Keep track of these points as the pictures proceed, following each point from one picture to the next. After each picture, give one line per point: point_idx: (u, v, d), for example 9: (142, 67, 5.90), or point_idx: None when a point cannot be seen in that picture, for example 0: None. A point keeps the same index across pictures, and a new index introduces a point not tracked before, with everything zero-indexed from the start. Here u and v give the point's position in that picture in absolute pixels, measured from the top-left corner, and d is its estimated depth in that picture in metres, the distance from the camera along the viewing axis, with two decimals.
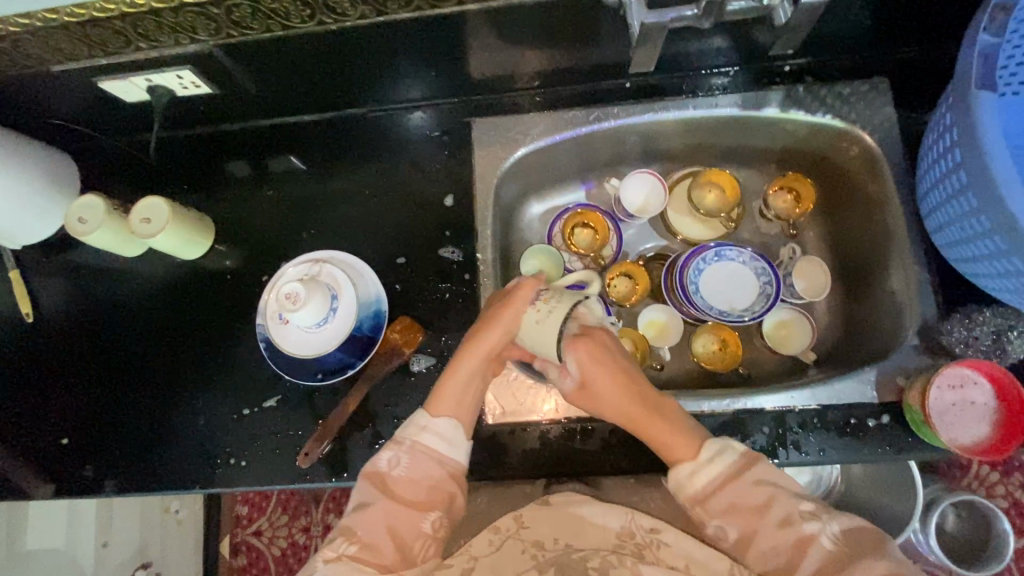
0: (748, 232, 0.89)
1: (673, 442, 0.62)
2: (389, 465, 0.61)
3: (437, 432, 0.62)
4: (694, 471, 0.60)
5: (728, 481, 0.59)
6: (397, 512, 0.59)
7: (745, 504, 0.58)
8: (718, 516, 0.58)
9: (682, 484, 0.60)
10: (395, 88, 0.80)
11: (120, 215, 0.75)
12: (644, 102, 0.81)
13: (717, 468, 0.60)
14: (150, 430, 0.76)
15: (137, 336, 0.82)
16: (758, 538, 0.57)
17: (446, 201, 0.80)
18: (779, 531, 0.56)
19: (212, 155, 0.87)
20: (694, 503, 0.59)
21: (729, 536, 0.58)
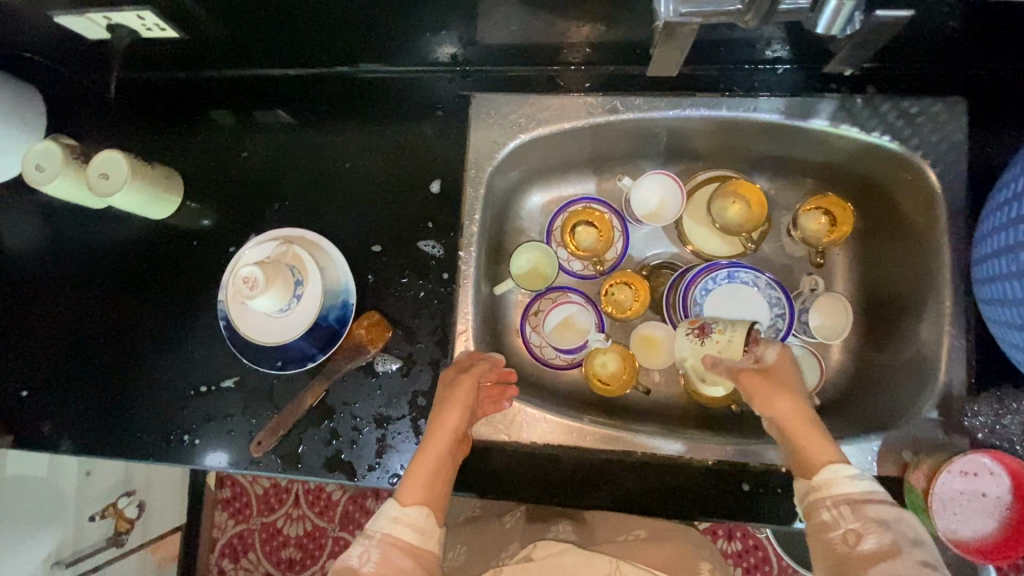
0: (767, 253, 0.79)
1: (823, 450, 0.55)
2: (358, 562, 0.51)
3: (410, 523, 0.53)
4: (847, 473, 0.52)
5: (857, 501, 0.50)
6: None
7: (888, 523, 0.48)
8: (860, 521, 0.49)
9: (831, 484, 0.52)
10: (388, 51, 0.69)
11: (80, 165, 0.69)
12: (673, 94, 0.69)
13: (854, 487, 0.51)
14: (108, 394, 0.74)
15: (100, 294, 0.78)
16: (889, 560, 0.46)
17: (432, 186, 0.71)
18: (909, 555, 0.46)
19: (188, 103, 0.79)
20: (840, 503, 0.51)
21: (857, 547, 0.48)
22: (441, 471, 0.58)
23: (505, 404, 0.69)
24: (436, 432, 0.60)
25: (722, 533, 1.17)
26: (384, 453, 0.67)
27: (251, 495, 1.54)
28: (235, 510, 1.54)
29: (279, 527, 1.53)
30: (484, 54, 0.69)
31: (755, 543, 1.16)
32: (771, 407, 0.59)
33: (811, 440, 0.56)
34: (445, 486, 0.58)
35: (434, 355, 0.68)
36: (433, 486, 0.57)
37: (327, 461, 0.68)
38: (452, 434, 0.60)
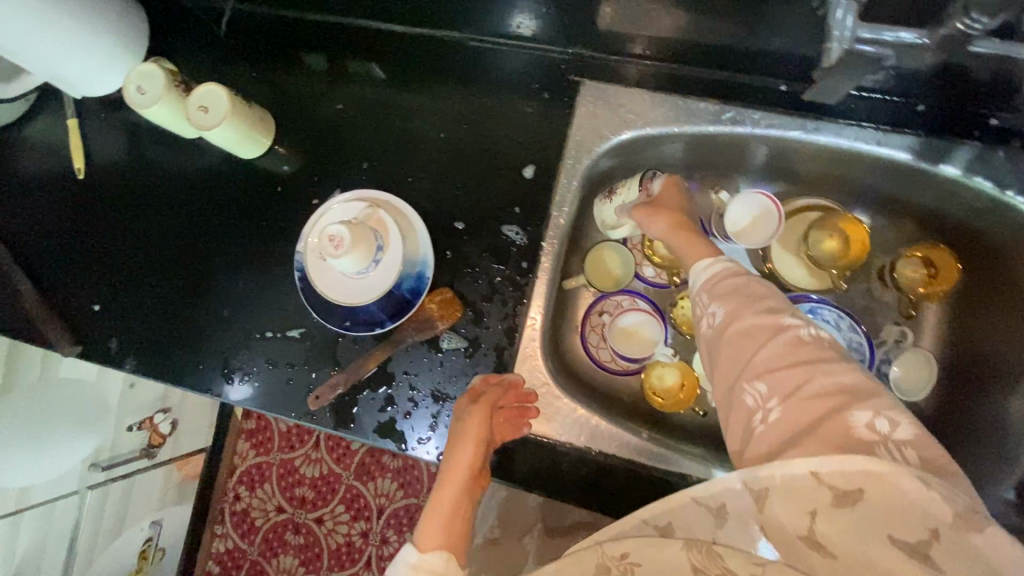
0: (854, 293, 0.76)
1: (691, 253, 0.64)
2: None
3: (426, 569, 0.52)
4: (712, 268, 0.60)
5: (722, 277, 0.58)
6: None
7: (748, 295, 0.55)
8: (720, 303, 0.56)
9: (695, 282, 0.60)
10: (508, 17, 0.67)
11: (181, 95, 0.69)
12: (796, 115, 0.65)
13: (718, 271, 0.59)
14: (175, 322, 0.75)
15: (178, 222, 0.78)
16: (743, 322, 0.53)
17: (525, 170, 0.69)
18: (766, 317, 0.53)
19: (288, 43, 0.78)
20: (703, 296, 0.58)
21: (718, 324, 0.55)
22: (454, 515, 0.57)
23: (524, 427, 0.65)
24: (449, 472, 0.60)
25: None
26: (436, 429, 0.67)
27: (275, 430, 1.59)
28: (257, 442, 1.60)
29: (296, 465, 1.58)
30: (561, 31, 0.67)
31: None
32: (665, 230, 0.67)
33: (687, 245, 0.64)
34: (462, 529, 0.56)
35: (501, 342, 0.67)
36: (452, 526, 0.56)
37: (379, 426, 0.68)
38: (465, 472, 0.60)
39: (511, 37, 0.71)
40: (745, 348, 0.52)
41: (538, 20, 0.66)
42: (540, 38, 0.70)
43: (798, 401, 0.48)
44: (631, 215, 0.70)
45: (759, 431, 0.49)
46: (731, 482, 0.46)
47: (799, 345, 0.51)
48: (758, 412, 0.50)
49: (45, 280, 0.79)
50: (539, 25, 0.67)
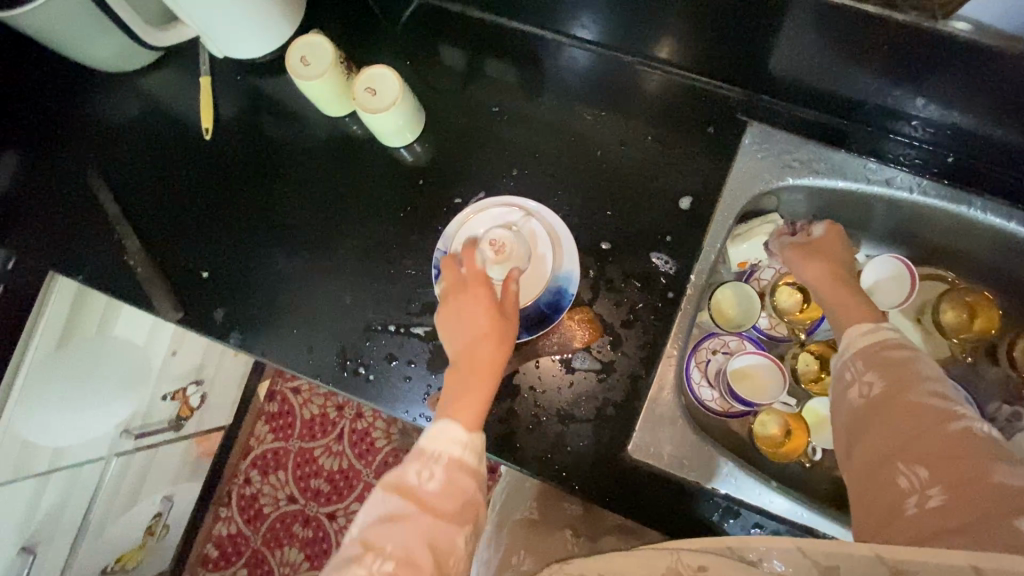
0: (969, 368, 0.77)
1: (851, 313, 0.59)
2: (420, 479, 0.50)
3: (473, 447, 0.53)
4: (867, 334, 0.54)
5: (884, 349, 0.52)
6: (436, 527, 0.48)
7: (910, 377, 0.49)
8: (875, 372, 0.51)
9: (847, 343, 0.55)
10: (691, 50, 0.67)
11: (344, 74, 0.67)
12: (958, 191, 0.67)
13: (880, 344, 0.53)
14: (288, 301, 0.72)
15: (301, 198, 0.75)
16: (903, 398, 0.48)
17: (681, 202, 0.69)
18: (926, 394, 0.48)
19: (445, 36, 0.76)
20: (854, 360, 0.53)
21: (871, 395, 0.50)
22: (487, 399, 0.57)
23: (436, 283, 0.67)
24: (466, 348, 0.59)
25: None
26: (558, 448, 0.66)
27: (297, 417, 1.53)
28: (277, 426, 1.53)
29: (314, 456, 1.52)
30: (614, 34, 0.70)
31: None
32: (819, 278, 0.65)
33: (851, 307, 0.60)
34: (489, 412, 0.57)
35: (635, 370, 0.66)
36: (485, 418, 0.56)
37: (498, 439, 0.66)
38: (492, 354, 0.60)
39: (575, 39, 0.74)
40: (898, 437, 0.47)
41: (648, 37, 0.68)
42: (598, 39, 0.73)
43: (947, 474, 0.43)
44: (786, 253, 0.69)
45: (909, 515, 0.43)
46: (863, 546, 0.37)
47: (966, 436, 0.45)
48: (911, 496, 0.44)
49: (153, 237, 0.75)
50: (600, 27, 0.70)
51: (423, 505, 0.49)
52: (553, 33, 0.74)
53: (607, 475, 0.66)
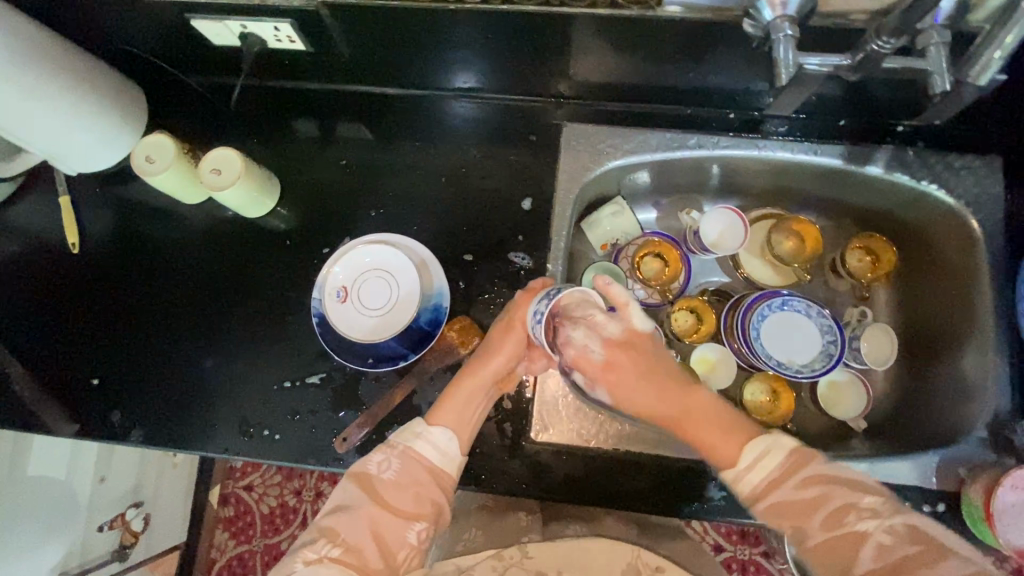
0: (817, 283, 0.86)
1: (722, 444, 0.58)
2: (379, 468, 0.61)
3: (430, 441, 0.63)
4: (750, 470, 0.56)
5: (778, 479, 0.55)
6: (383, 518, 0.58)
7: (809, 500, 0.54)
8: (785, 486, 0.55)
9: (742, 483, 0.56)
10: (512, 75, 0.76)
11: (189, 161, 0.72)
12: (746, 136, 0.78)
13: (772, 464, 0.56)
14: (184, 386, 0.74)
15: (179, 287, 0.78)
16: (829, 543, 0.52)
17: (524, 204, 0.77)
18: (825, 532, 0.53)
19: (286, 111, 0.83)
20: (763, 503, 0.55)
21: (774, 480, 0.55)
22: (473, 399, 0.65)
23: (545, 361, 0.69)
24: (478, 361, 0.67)
25: (737, 567, 1.31)
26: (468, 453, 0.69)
27: (256, 514, 1.42)
28: (237, 530, 1.42)
29: (281, 551, 1.39)
30: (498, 84, 0.79)
31: (757, 566, 1.30)
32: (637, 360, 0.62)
33: (705, 431, 0.59)
34: (471, 418, 0.65)
35: None
36: (462, 423, 0.65)
37: None
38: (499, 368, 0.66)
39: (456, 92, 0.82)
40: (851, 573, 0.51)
41: (486, 76, 0.77)
42: (485, 90, 0.81)
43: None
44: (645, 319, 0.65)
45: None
46: None
47: (885, 552, 0.50)
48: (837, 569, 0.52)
49: (38, 361, 0.76)
50: (484, 81, 0.78)
51: (382, 502, 0.59)
52: (433, 90, 0.82)
53: (520, 464, 0.70)
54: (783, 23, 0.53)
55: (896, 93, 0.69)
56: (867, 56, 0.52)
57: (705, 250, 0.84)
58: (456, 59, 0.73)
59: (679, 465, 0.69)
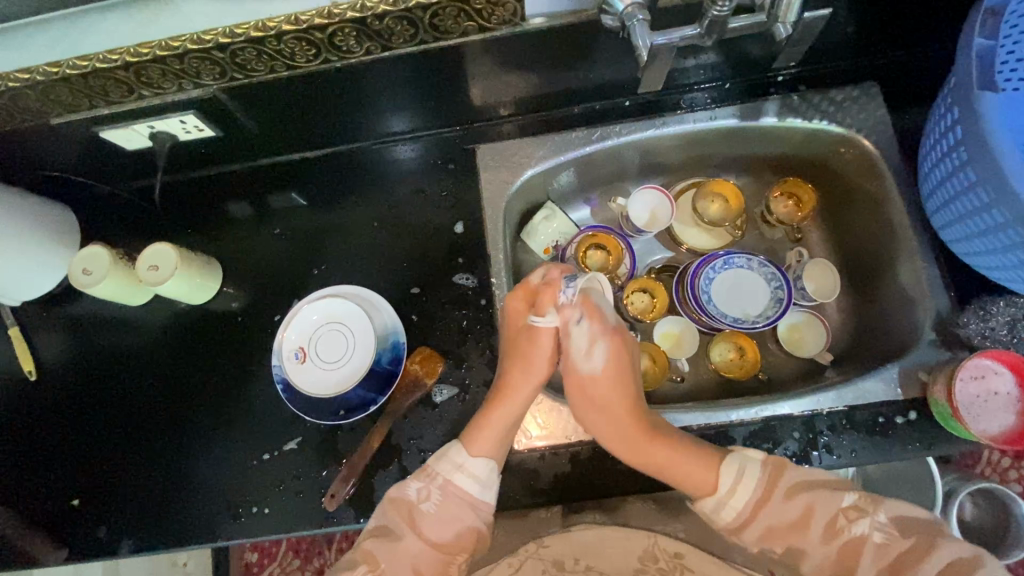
0: (752, 236, 0.90)
1: (698, 471, 0.65)
2: (418, 496, 0.65)
3: (471, 473, 0.65)
4: (718, 507, 0.65)
5: (763, 499, 0.63)
6: (424, 550, 0.65)
7: (804, 518, 0.62)
8: (759, 543, 0.65)
9: (720, 511, 0.65)
10: (437, 110, 0.80)
11: (125, 265, 0.74)
12: (644, 118, 0.82)
13: (749, 487, 0.63)
14: (166, 483, 0.74)
15: (144, 389, 0.79)
16: (798, 538, 0.63)
17: (456, 228, 0.80)
18: (825, 545, 0.62)
19: (215, 196, 0.85)
20: (731, 534, 0.66)
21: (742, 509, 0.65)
22: (511, 420, 0.67)
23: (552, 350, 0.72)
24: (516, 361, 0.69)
25: None
26: None
27: None
28: None
29: None
30: (433, 119, 0.82)
31: None
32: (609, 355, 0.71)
33: (684, 466, 0.65)
34: (511, 433, 0.67)
35: (485, 376, 0.73)
36: (500, 441, 0.67)
37: None
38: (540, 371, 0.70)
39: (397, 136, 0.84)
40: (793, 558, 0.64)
41: (416, 115, 0.80)
42: (419, 131, 0.84)
43: (829, 571, 0.63)
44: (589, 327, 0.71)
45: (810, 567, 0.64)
46: None
47: (882, 551, 0.60)
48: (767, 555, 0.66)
49: (14, 496, 0.76)
50: (418, 123, 0.82)
51: (421, 531, 0.65)
52: (368, 142, 0.85)
53: (508, 476, 0.71)
54: (634, 10, 0.58)
55: (763, 49, 0.74)
56: (712, 22, 0.56)
57: (642, 231, 0.88)
58: (392, 106, 0.77)
59: None
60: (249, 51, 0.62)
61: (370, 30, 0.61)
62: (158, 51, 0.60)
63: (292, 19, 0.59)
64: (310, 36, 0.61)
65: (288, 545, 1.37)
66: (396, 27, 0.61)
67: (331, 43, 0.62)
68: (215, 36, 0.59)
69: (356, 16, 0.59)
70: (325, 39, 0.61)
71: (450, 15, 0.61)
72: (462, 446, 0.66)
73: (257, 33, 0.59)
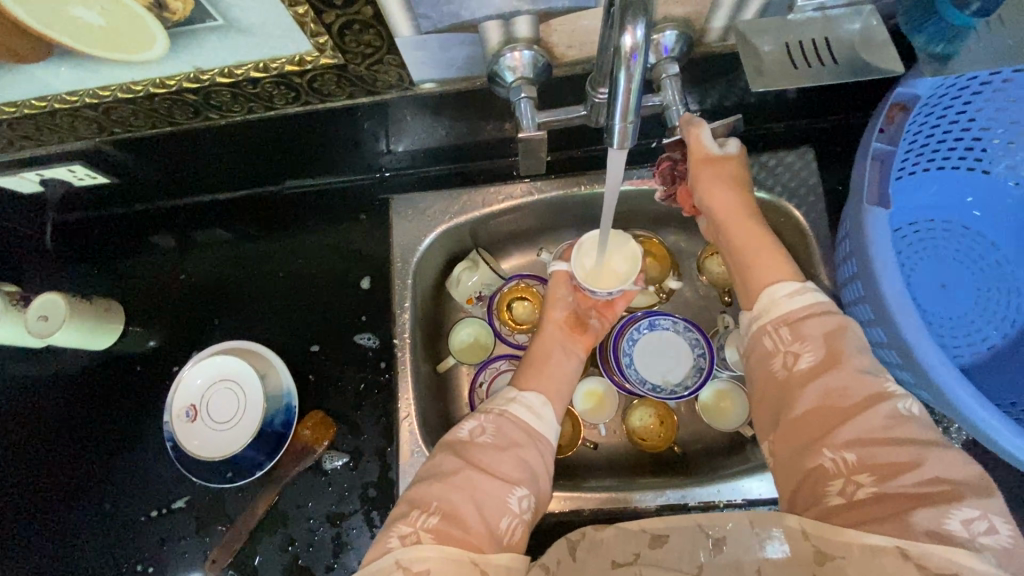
0: (683, 296, 0.86)
1: (768, 268, 0.59)
2: (472, 434, 0.60)
3: (523, 403, 0.64)
4: (789, 294, 0.55)
5: (830, 361, 0.50)
6: (479, 482, 0.55)
7: (834, 335, 0.51)
8: (796, 342, 0.52)
9: (770, 308, 0.55)
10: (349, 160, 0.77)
11: (18, 310, 0.71)
12: (567, 175, 0.79)
13: (798, 303, 0.54)
14: (54, 535, 0.73)
15: (36, 436, 0.77)
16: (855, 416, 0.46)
17: (363, 284, 0.78)
18: (880, 421, 0.46)
19: (126, 234, 0.83)
20: (778, 325, 0.54)
21: (795, 369, 0.51)
22: (553, 357, 0.71)
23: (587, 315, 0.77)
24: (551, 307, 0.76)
25: None
26: (341, 552, 0.67)
27: None
28: None
29: None
30: (423, 155, 0.78)
31: None
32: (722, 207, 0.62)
33: (763, 259, 0.59)
34: (558, 380, 0.69)
35: (379, 444, 0.71)
36: (546, 384, 0.68)
37: (285, 568, 0.68)
38: (560, 314, 0.76)
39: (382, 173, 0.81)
40: (821, 417, 0.48)
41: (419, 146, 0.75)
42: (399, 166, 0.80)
43: (864, 437, 0.46)
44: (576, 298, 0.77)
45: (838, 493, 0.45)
46: None
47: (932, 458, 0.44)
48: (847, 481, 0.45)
49: None
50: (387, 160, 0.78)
51: (482, 465, 0.56)
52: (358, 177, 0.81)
53: None
54: (521, 85, 0.54)
55: None
56: (594, 106, 0.51)
57: None
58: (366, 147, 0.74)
59: (550, 522, 0.70)
60: (122, 109, 0.59)
61: (246, 93, 0.58)
62: (24, 109, 0.57)
63: (159, 82, 0.56)
64: (183, 97, 0.58)
65: None
66: (274, 91, 0.58)
67: (208, 103, 0.59)
68: (80, 96, 0.56)
69: (227, 80, 0.56)
70: (200, 100, 0.58)
71: (331, 80, 0.57)
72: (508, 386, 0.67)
73: (124, 95, 0.57)
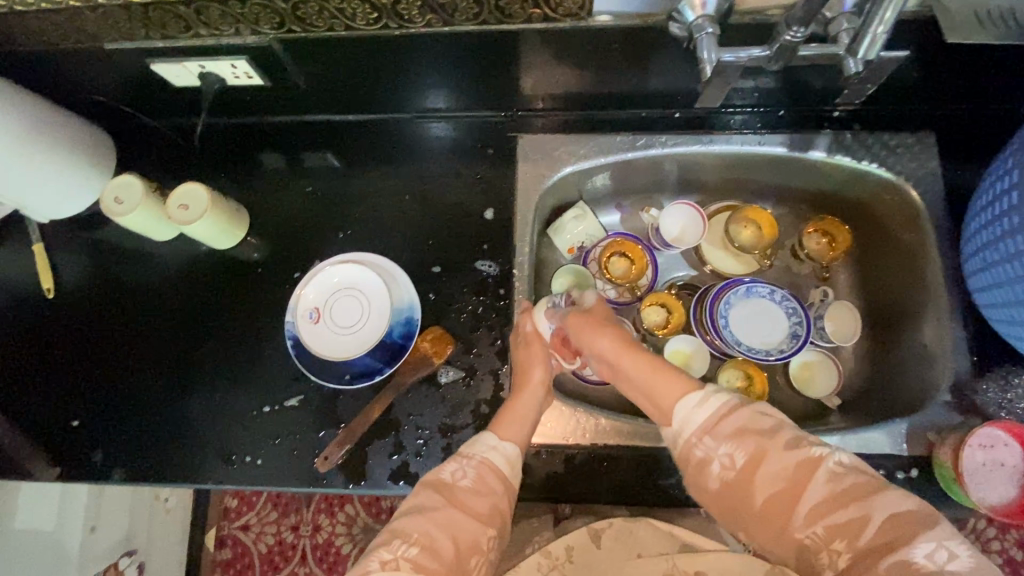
0: (780, 267, 0.88)
1: (664, 389, 0.60)
2: (454, 476, 0.58)
3: (504, 452, 0.61)
4: (693, 406, 0.56)
5: (720, 419, 0.55)
6: (460, 520, 0.55)
7: (749, 430, 0.53)
8: (723, 444, 0.54)
9: (686, 423, 0.56)
10: (487, 95, 0.79)
11: (157, 198, 0.74)
12: (692, 132, 0.81)
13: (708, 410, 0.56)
14: (165, 419, 0.75)
15: (149, 327, 0.79)
16: (764, 463, 0.52)
17: (485, 214, 0.80)
18: (789, 452, 0.51)
19: (251, 144, 0.85)
20: (700, 436, 0.55)
21: (737, 467, 0.53)
22: (535, 410, 0.66)
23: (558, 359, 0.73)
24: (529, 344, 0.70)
25: None
26: None
27: (254, 554, 1.43)
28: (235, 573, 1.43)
29: None
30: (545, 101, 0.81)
31: None
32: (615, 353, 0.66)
33: (659, 382, 0.61)
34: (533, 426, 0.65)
35: (493, 365, 0.73)
36: (527, 430, 0.64)
37: (392, 472, 0.69)
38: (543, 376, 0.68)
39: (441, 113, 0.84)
40: (776, 506, 0.51)
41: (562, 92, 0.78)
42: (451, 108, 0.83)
43: (820, 505, 0.49)
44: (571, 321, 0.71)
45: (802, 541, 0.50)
46: None
47: (835, 478, 0.49)
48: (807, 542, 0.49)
49: (16, 408, 0.77)
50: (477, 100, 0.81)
51: (459, 503, 0.56)
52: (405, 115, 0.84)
53: None
54: (704, 22, 0.57)
55: (825, 81, 0.73)
56: (782, 46, 0.55)
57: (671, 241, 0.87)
58: (466, 84, 0.77)
59: (656, 455, 0.70)
60: (311, 5, 0.61)
61: (434, 3, 0.60)
62: None
63: None
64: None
65: (266, 500, 1.45)
66: (461, 3, 0.60)
67: (394, 9, 0.61)
68: None
69: None
70: (389, 4, 0.60)
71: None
72: (488, 431, 0.63)
73: None
